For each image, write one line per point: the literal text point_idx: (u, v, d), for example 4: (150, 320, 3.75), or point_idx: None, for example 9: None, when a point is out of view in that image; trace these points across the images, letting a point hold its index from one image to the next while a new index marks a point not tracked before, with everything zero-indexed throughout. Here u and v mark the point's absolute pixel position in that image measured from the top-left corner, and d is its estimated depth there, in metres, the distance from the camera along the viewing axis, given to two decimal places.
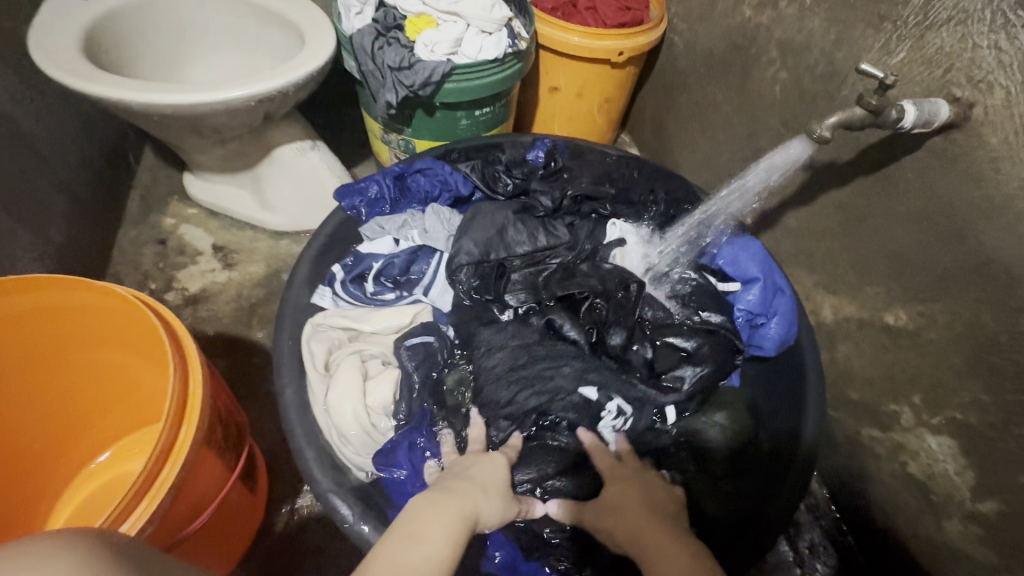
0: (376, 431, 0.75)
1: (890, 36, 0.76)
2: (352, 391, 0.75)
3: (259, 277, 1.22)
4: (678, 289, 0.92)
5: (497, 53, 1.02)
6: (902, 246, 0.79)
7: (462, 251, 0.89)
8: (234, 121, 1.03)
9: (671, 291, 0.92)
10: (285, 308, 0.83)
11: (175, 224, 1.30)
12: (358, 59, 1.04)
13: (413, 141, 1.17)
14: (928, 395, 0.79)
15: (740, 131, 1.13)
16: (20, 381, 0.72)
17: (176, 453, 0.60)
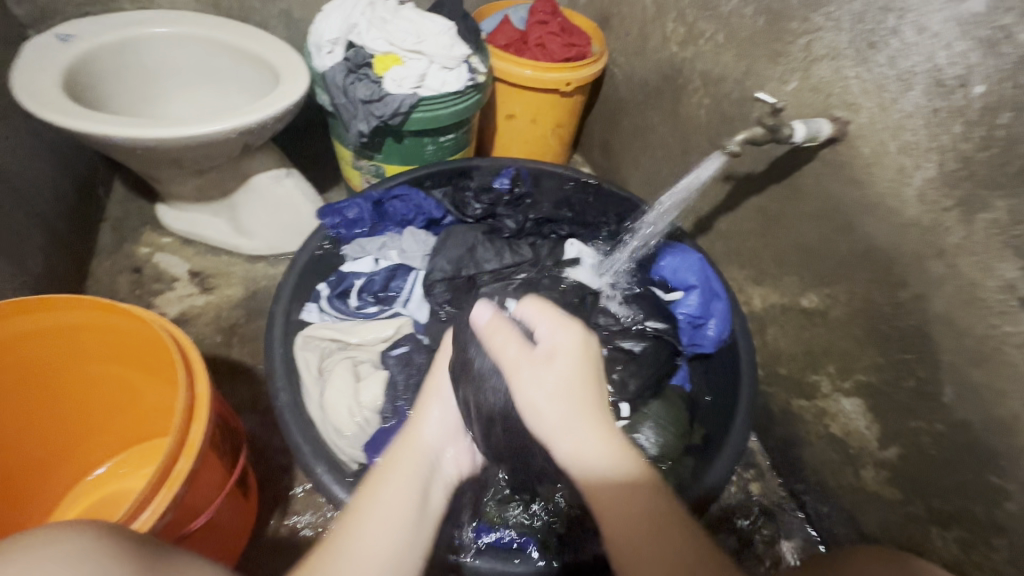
0: (370, 426, 0.83)
1: (784, 69, 0.93)
2: (345, 393, 0.84)
3: (237, 299, 1.27)
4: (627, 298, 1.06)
5: (458, 86, 1.14)
6: (807, 239, 0.94)
7: (438, 268, 1.00)
8: (213, 153, 1.10)
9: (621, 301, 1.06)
10: (274, 324, 0.87)
11: (151, 253, 1.34)
12: (331, 94, 1.14)
13: (383, 166, 1.27)
14: (840, 363, 0.93)
15: (674, 149, 1.29)
16: (25, 394, 0.77)
17: (188, 450, 0.66)
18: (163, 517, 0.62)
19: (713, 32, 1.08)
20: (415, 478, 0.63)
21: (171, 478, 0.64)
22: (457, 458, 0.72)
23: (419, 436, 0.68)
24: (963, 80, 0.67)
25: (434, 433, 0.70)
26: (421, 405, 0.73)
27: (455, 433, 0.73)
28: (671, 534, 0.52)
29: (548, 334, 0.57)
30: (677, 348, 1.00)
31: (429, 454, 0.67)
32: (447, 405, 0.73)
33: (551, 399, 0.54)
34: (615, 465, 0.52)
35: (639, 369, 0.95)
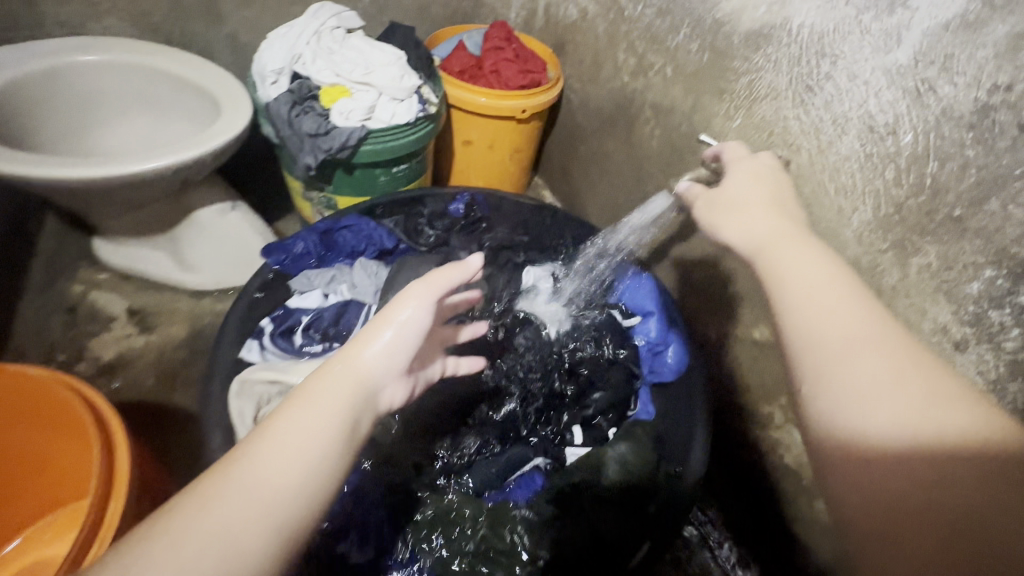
0: None
1: (729, 105, 0.94)
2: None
3: (180, 338, 1.20)
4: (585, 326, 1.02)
5: (409, 117, 1.11)
6: (756, 272, 0.95)
7: (390, 305, 0.95)
8: (148, 189, 1.04)
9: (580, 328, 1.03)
10: (213, 362, 0.85)
11: (85, 290, 1.26)
12: (275, 126, 1.09)
13: (334, 197, 1.23)
14: (792, 396, 0.94)
15: (630, 177, 1.29)
16: None
17: (105, 527, 0.62)
18: None
19: (662, 65, 1.09)
20: (338, 403, 0.52)
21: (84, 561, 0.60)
22: (391, 391, 0.58)
23: (358, 355, 0.55)
24: (893, 128, 0.68)
25: (376, 362, 0.55)
26: (365, 326, 0.58)
27: (398, 367, 0.57)
28: (892, 378, 0.44)
29: (784, 197, 0.65)
30: (635, 370, 0.97)
31: (366, 377, 0.55)
32: (403, 327, 0.57)
33: (836, 300, 0.51)
34: (977, 432, 0.40)
35: (597, 401, 0.93)
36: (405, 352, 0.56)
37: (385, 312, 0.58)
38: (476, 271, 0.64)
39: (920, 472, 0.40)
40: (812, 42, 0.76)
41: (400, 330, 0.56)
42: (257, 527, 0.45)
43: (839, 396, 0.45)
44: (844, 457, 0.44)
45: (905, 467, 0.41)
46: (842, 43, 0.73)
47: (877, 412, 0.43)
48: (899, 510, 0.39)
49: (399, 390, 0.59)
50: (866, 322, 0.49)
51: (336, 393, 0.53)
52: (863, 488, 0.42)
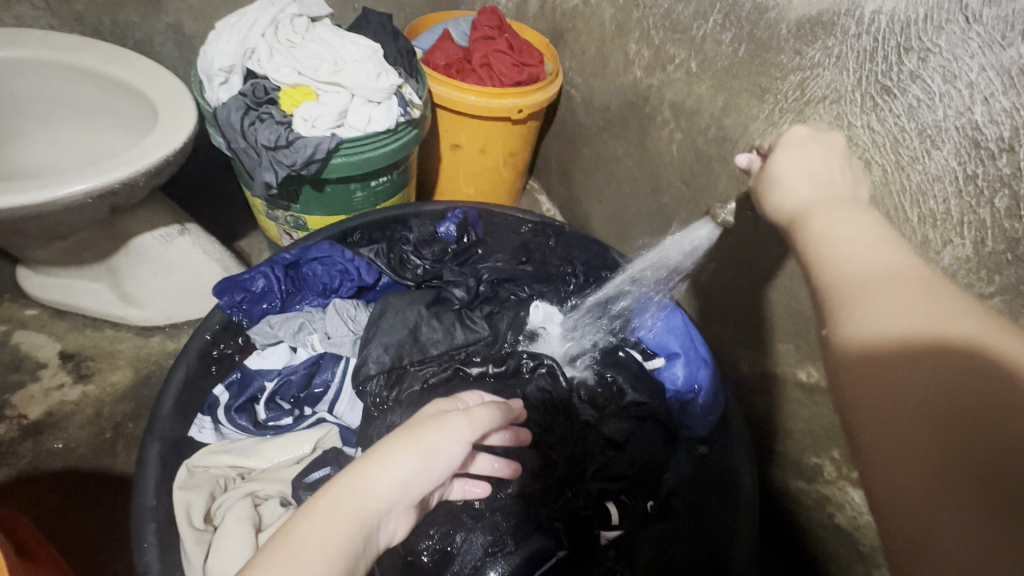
0: None
1: (773, 108, 0.79)
2: (234, 553, 0.60)
3: (123, 388, 1.02)
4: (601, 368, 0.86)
5: (389, 123, 0.93)
6: (805, 305, 0.81)
7: (371, 359, 0.77)
8: (70, 217, 0.85)
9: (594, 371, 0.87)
10: (147, 452, 0.66)
11: (8, 331, 1.07)
12: (226, 136, 0.90)
13: (303, 217, 1.05)
14: (846, 449, 0.81)
15: (643, 186, 1.13)
16: None
17: None
18: None
19: (685, 57, 0.92)
20: (328, 548, 0.38)
21: None
22: (396, 525, 0.43)
23: (365, 483, 0.42)
24: (1008, 143, 0.54)
25: (387, 493, 0.42)
26: (386, 440, 0.45)
27: (413, 500, 0.43)
28: (911, 302, 0.36)
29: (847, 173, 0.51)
30: (668, 425, 0.81)
31: (371, 512, 0.41)
32: (430, 457, 0.44)
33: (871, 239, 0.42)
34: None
35: (628, 469, 0.77)
36: (423, 489, 0.43)
37: (407, 432, 0.45)
38: (515, 412, 0.53)
39: (941, 382, 0.31)
40: (892, 33, 0.61)
41: (424, 460, 0.44)
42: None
43: (854, 326, 0.37)
44: (857, 379, 0.35)
45: (918, 385, 0.32)
46: (937, 34, 0.57)
47: (891, 330, 0.35)
48: (913, 417, 0.31)
49: (407, 521, 0.44)
50: (897, 249, 0.40)
51: (328, 533, 0.39)
52: (868, 409, 0.33)
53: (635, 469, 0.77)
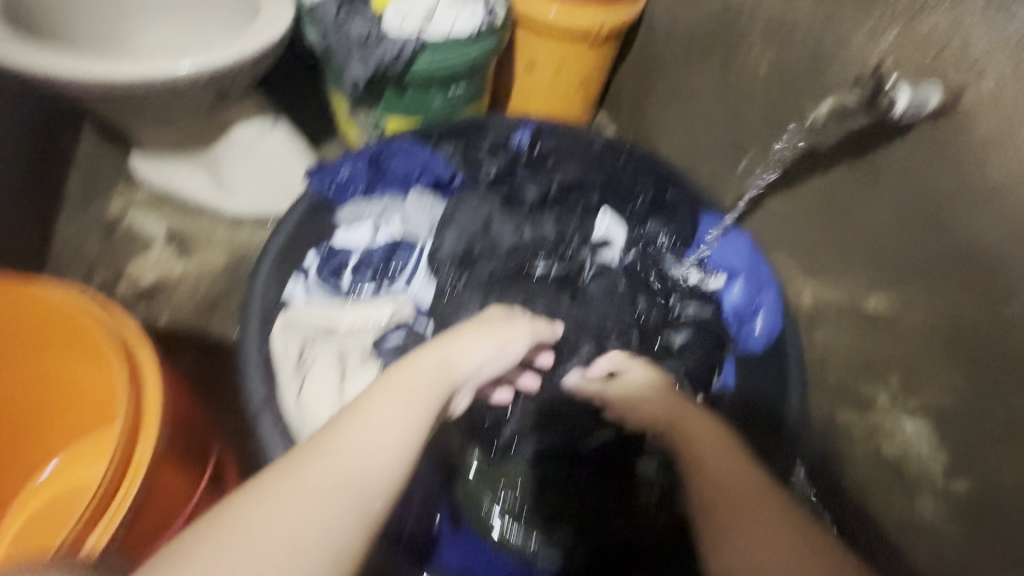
0: None
1: (880, 18, 0.74)
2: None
3: (219, 266, 1.14)
4: (671, 278, 0.92)
5: (472, 28, 0.95)
6: (883, 232, 0.79)
7: (445, 243, 0.84)
8: (184, 98, 0.94)
9: (664, 280, 0.91)
10: (250, 303, 0.74)
11: (123, 209, 1.20)
12: (321, 32, 0.96)
13: (383, 121, 1.10)
14: (905, 378, 0.80)
15: (720, 113, 1.10)
16: None
17: (134, 468, 0.57)
18: (109, 546, 0.55)
19: None
20: (435, 392, 0.53)
21: (114, 505, 0.56)
22: (464, 397, 0.59)
23: (456, 356, 0.57)
24: None
25: (469, 366, 0.58)
26: (471, 328, 0.61)
27: (483, 377, 0.60)
28: None
29: None
30: (722, 331, 0.87)
31: (459, 375, 0.56)
32: (501, 348, 0.61)
33: None
34: None
35: (680, 364, 0.84)
36: (493, 369, 0.60)
37: (484, 326, 0.62)
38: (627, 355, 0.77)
39: None
40: None
41: (492, 344, 0.61)
42: (359, 508, 0.43)
43: None
44: None
45: None
46: None
47: None
48: None
49: (469, 397, 0.61)
50: None
51: (433, 382, 0.53)
52: None
53: (696, 367, 0.84)
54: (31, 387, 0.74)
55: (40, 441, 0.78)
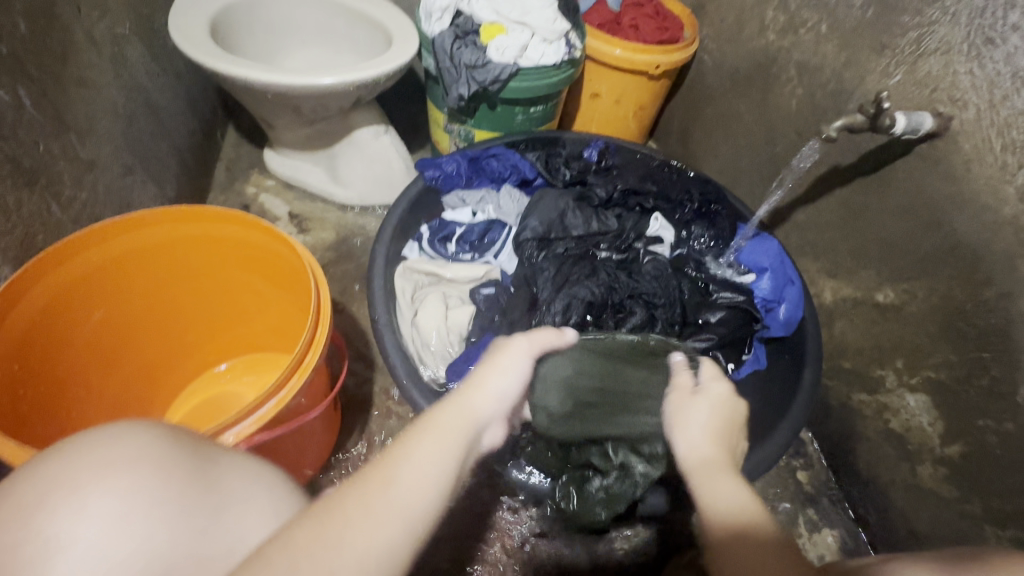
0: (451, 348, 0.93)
1: (889, 62, 0.93)
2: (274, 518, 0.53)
3: (329, 242, 1.39)
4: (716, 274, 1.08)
5: (556, 59, 1.19)
6: (891, 233, 0.95)
7: (529, 227, 1.05)
8: (329, 103, 1.21)
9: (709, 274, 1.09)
10: (376, 258, 0.98)
11: (256, 193, 1.48)
12: (437, 57, 1.21)
13: (473, 131, 1.34)
14: (908, 358, 0.94)
15: (758, 137, 1.28)
16: (180, 288, 0.90)
17: (316, 345, 0.75)
18: (296, 397, 0.72)
19: (817, 21, 1.07)
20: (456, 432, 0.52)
21: (302, 366, 0.73)
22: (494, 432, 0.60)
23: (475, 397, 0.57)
24: None
25: (487, 405, 0.56)
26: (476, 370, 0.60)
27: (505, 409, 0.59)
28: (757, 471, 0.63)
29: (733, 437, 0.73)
30: (753, 314, 1.02)
31: (477, 415, 0.55)
32: (510, 367, 0.61)
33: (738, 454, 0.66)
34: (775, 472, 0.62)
35: (718, 333, 1.01)
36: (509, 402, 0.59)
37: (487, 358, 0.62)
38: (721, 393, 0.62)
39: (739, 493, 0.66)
40: None
41: (508, 374, 0.60)
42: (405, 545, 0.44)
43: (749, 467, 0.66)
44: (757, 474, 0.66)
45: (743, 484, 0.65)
46: None
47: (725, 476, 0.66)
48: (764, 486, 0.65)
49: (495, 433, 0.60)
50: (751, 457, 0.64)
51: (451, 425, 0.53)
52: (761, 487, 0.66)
53: (732, 337, 1.01)
54: (218, 302, 0.95)
55: (201, 347, 0.97)
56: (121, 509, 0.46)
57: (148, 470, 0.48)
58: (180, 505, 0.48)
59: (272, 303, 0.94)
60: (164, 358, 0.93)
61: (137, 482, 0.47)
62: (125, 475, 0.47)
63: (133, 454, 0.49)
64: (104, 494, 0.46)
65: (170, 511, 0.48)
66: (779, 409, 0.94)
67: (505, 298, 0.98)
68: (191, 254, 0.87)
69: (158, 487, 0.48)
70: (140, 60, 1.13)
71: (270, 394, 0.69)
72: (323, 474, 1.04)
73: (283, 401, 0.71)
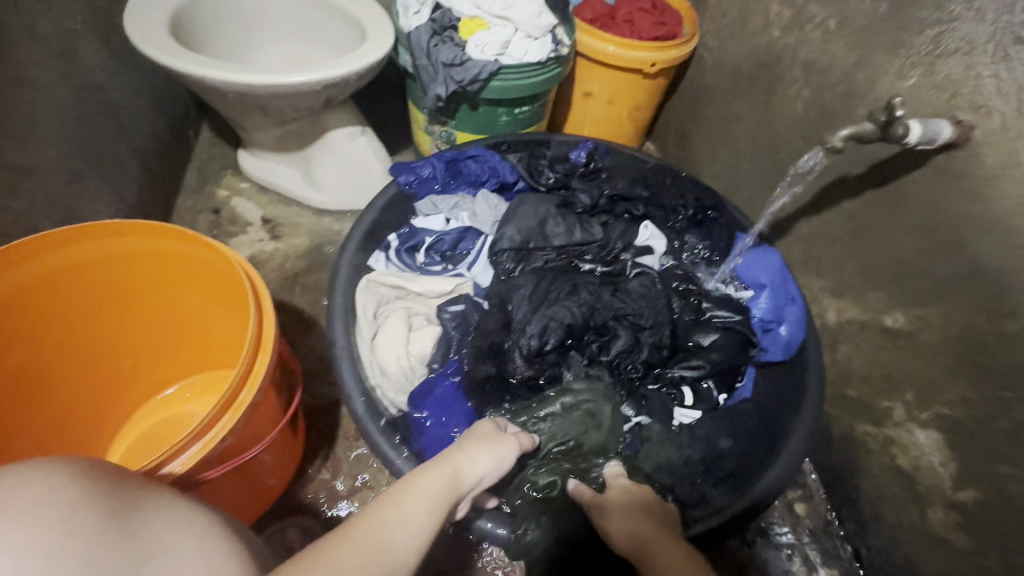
0: (414, 375, 0.86)
1: (905, 63, 0.84)
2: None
3: (302, 249, 1.31)
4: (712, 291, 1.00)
5: (541, 56, 1.10)
6: (904, 253, 0.86)
7: (505, 237, 0.97)
8: (299, 103, 1.13)
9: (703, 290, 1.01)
10: (338, 276, 0.91)
11: (228, 196, 1.40)
12: (413, 54, 1.13)
13: (455, 133, 1.26)
14: (920, 392, 0.85)
15: (760, 142, 1.19)
16: (122, 307, 0.84)
17: (252, 379, 0.68)
18: (226, 438, 0.65)
19: (825, 17, 0.98)
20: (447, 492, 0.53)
21: (235, 403, 0.66)
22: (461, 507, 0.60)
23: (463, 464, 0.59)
24: None
25: (474, 474, 0.59)
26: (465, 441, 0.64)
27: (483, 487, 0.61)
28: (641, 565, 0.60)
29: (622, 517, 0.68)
30: (749, 338, 0.94)
31: (462, 484, 0.56)
32: (499, 448, 0.65)
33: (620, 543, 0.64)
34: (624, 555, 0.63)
35: (710, 360, 0.92)
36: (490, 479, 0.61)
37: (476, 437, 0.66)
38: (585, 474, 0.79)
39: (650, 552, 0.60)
40: None
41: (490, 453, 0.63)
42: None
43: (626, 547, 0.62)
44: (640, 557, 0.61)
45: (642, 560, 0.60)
46: None
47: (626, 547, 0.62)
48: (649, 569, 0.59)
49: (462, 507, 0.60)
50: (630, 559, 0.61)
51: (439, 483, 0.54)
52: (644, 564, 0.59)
53: (726, 361, 0.92)
54: (167, 320, 0.89)
55: (152, 369, 0.91)
56: (6, 569, 0.35)
57: (53, 514, 0.38)
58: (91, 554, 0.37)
59: (223, 321, 0.87)
60: (110, 382, 0.87)
61: (40, 532, 0.37)
62: (22, 516, 0.37)
63: (33, 497, 0.39)
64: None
65: (73, 566, 0.36)
66: (776, 444, 0.86)
67: (475, 318, 0.90)
68: (131, 271, 0.81)
69: (63, 532, 0.37)
70: (94, 55, 1.05)
71: (193, 437, 0.62)
72: (284, 503, 0.98)
73: (212, 443, 0.64)
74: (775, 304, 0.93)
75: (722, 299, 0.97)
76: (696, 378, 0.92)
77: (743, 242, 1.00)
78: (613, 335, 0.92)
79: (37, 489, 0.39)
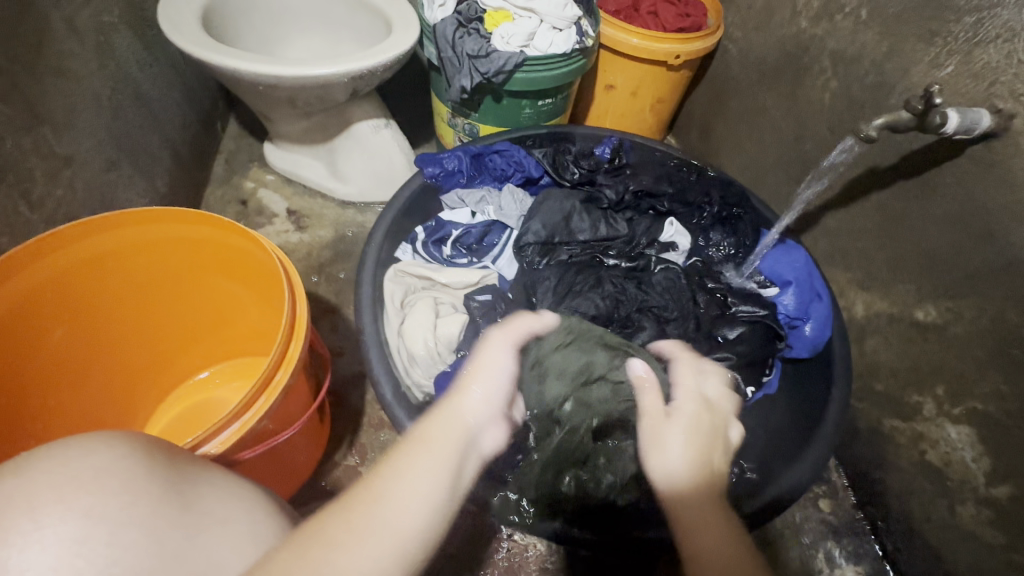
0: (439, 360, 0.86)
1: (940, 51, 0.82)
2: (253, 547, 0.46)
3: (327, 240, 1.33)
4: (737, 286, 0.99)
5: (565, 48, 1.10)
6: (937, 245, 0.84)
7: (531, 231, 0.98)
8: (325, 95, 1.14)
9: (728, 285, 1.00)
10: (365, 263, 0.92)
11: (254, 187, 1.42)
12: (438, 47, 1.13)
13: (477, 125, 1.27)
14: (950, 386, 0.84)
15: (786, 134, 1.18)
16: (159, 293, 0.87)
17: (287, 362, 0.69)
18: (261, 420, 0.67)
19: (856, 6, 0.96)
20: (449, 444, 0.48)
21: (270, 386, 0.67)
22: (493, 434, 0.52)
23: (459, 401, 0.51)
24: None
25: (475, 405, 0.52)
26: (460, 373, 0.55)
27: (498, 409, 0.53)
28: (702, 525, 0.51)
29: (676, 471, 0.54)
30: (777, 331, 0.92)
31: (465, 422, 0.50)
32: (492, 361, 0.56)
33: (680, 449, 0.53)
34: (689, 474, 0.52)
35: (737, 352, 0.91)
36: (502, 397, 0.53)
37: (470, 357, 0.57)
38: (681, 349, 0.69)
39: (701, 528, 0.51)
40: None
41: (492, 372, 0.55)
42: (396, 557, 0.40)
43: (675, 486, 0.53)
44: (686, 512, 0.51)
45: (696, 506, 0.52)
46: None
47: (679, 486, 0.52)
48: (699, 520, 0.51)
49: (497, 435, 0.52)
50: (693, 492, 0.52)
51: (437, 434, 0.48)
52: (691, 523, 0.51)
53: (753, 354, 0.91)
54: (200, 306, 0.91)
55: (186, 354, 0.94)
56: (77, 533, 0.41)
57: (114, 487, 0.44)
58: (149, 524, 0.44)
59: (254, 309, 0.89)
60: (146, 366, 0.90)
61: (101, 500, 0.43)
62: (85, 490, 0.43)
63: (98, 471, 0.45)
64: (63, 516, 0.42)
65: (132, 534, 0.43)
66: (802, 438, 0.85)
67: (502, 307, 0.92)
68: (167, 257, 0.83)
69: (120, 506, 0.44)
70: (128, 49, 1.08)
71: (232, 417, 0.64)
72: (312, 487, 1.00)
73: (248, 425, 0.66)
74: (804, 301, 0.92)
75: (747, 294, 0.97)
76: (724, 368, 0.92)
77: (768, 239, 0.99)
78: (637, 325, 0.92)
79: (94, 468, 0.45)
